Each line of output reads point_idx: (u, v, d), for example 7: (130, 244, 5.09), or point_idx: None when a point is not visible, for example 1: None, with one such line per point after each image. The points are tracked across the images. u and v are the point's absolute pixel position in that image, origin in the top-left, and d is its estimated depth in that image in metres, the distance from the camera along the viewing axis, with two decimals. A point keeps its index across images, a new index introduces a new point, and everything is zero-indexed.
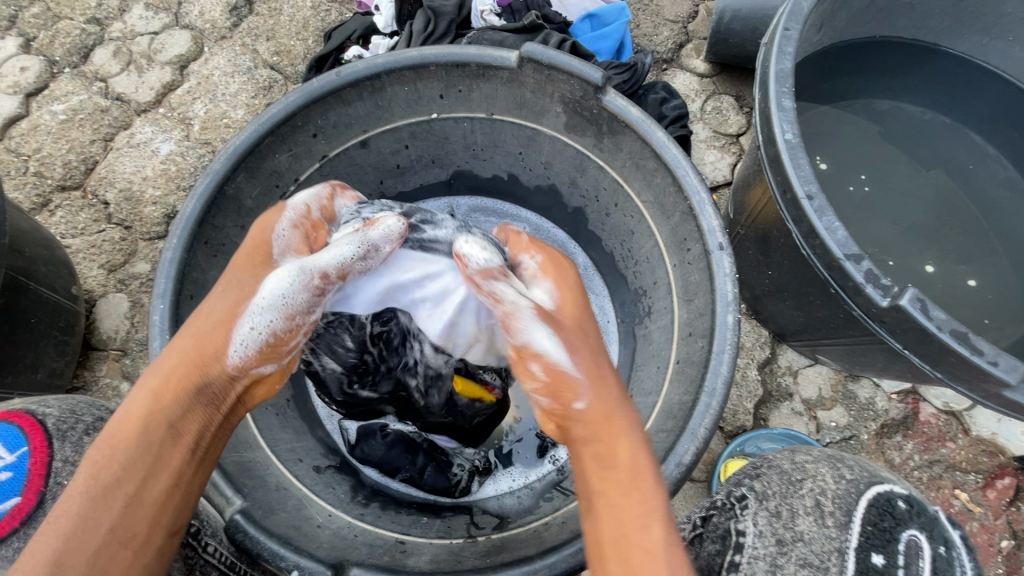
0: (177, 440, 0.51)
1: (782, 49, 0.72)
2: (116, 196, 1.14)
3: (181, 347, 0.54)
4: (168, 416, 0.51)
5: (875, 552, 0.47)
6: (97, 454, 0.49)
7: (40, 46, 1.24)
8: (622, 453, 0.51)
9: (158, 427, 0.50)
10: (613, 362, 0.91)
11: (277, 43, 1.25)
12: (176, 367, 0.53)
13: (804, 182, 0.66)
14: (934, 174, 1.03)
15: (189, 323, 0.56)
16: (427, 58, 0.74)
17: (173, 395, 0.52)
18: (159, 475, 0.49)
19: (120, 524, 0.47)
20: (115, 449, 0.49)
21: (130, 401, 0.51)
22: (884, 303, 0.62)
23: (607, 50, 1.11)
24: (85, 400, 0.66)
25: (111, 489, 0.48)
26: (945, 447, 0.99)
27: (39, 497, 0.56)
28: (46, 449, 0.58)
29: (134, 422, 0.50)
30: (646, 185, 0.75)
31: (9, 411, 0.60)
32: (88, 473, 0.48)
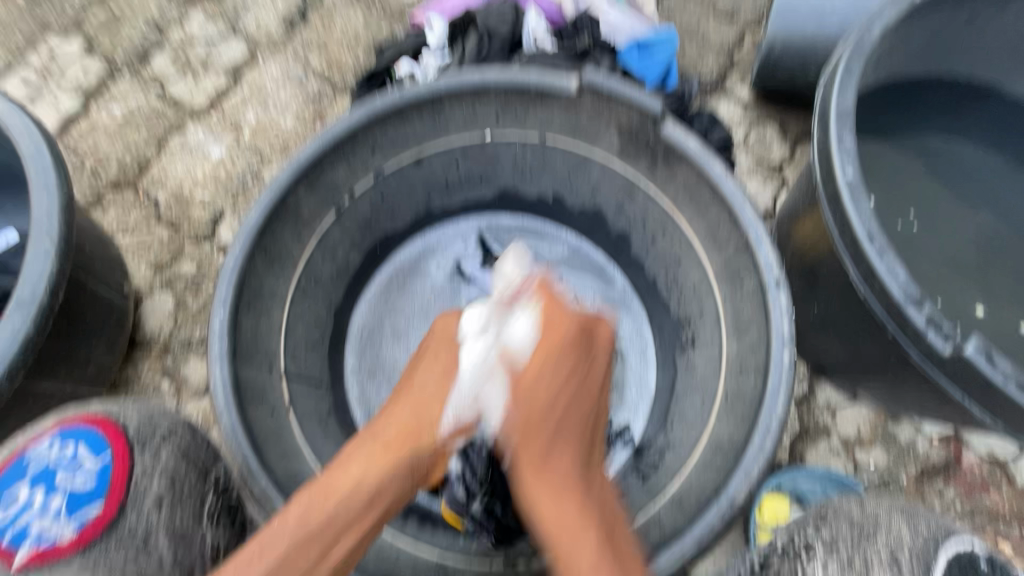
0: (371, 505, 0.59)
1: (844, 87, 0.72)
2: (167, 197, 1.17)
3: (400, 427, 0.65)
4: (388, 491, 0.61)
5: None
6: (304, 498, 0.57)
7: (102, 49, 1.29)
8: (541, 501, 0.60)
9: (369, 488, 0.59)
10: (651, 387, 0.89)
11: (329, 56, 1.28)
12: (395, 433, 0.65)
13: (865, 223, 0.66)
14: (986, 215, 1.01)
15: (405, 411, 0.67)
16: (488, 81, 0.75)
17: (387, 460, 0.62)
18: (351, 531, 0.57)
19: (309, 573, 0.54)
20: (326, 499, 0.58)
21: (357, 462, 0.61)
22: (947, 351, 0.61)
23: (653, 78, 1.12)
24: (159, 405, 0.68)
25: (315, 537, 0.55)
26: (988, 496, 0.96)
27: (120, 508, 0.59)
28: (127, 459, 0.61)
29: (351, 483, 0.59)
30: (699, 216, 0.75)
31: (94, 418, 0.62)
32: (296, 521, 0.55)
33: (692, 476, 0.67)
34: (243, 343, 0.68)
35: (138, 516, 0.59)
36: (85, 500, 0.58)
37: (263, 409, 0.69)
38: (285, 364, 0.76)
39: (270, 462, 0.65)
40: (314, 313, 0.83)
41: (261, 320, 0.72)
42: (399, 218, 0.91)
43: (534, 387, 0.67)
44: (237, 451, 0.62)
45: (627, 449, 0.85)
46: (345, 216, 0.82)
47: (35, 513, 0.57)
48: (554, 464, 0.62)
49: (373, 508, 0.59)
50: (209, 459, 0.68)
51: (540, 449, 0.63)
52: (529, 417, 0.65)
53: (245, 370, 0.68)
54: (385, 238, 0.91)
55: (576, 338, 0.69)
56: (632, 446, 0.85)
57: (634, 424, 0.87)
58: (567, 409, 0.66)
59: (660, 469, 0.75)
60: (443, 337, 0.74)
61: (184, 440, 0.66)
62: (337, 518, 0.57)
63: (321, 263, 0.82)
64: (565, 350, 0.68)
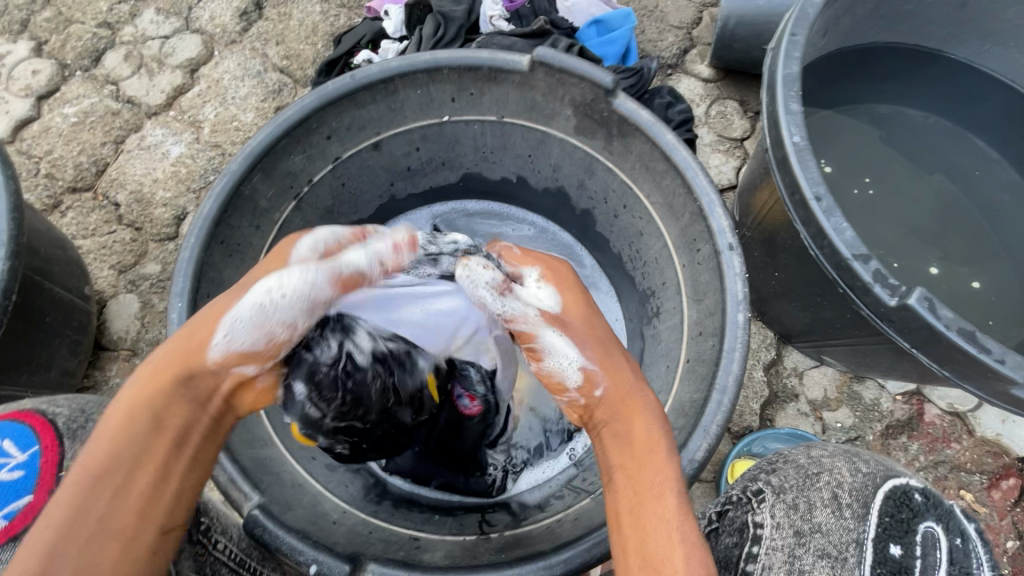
0: (160, 431, 0.50)
1: (789, 54, 0.73)
2: (127, 198, 1.15)
3: (173, 350, 0.53)
4: (165, 419, 0.50)
5: (892, 543, 0.48)
6: (88, 454, 0.48)
7: (52, 49, 1.25)
8: (637, 439, 0.54)
9: (147, 419, 0.50)
10: None
11: (286, 48, 1.26)
12: (164, 358, 0.52)
13: (812, 184, 0.68)
14: (938, 177, 1.05)
15: (181, 333, 0.54)
16: (440, 61, 0.75)
17: (158, 389, 0.51)
18: (144, 468, 0.49)
19: (111, 518, 0.47)
20: (99, 448, 0.48)
21: (121, 401, 0.50)
22: (893, 303, 0.63)
23: (613, 55, 1.13)
24: (89, 402, 0.67)
25: (92, 492, 0.47)
26: (950, 448, 1.00)
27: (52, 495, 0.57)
28: (57, 448, 0.59)
29: (118, 429, 0.49)
30: (655, 187, 0.77)
31: (19, 412, 0.61)
32: (76, 480, 0.47)
33: None
34: None
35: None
36: (11, 492, 0.55)
37: None
38: None
39: (237, 450, 0.65)
40: None
41: None
42: (362, 206, 0.91)
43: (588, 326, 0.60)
44: None
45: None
46: (305, 204, 0.82)
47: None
48: (643, 392, 0.57)
49: (161, 438, 0.50)
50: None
51: (626, 367, 0.58)
52: (600, 350, 0.59)
53: None
54: (349, 226, 0.91)
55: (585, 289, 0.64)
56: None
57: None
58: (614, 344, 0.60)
59: None
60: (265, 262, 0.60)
61: None
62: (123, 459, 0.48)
63: None
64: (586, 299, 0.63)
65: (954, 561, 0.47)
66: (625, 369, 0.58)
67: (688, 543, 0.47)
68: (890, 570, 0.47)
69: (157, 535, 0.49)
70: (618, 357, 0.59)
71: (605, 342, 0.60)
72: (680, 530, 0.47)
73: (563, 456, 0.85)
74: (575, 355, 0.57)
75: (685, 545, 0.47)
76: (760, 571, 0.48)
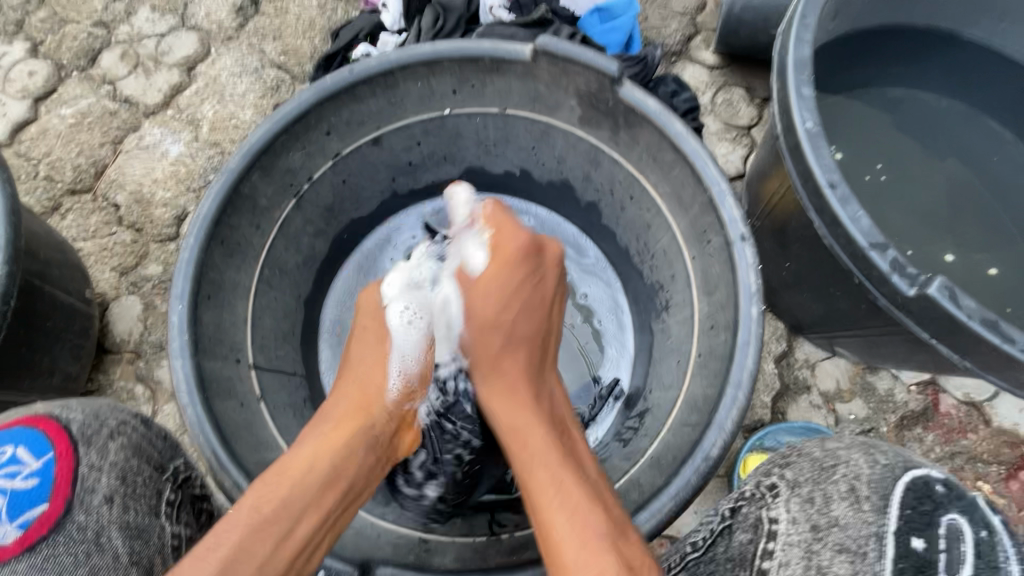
0: (328, 487, 0.58)
1: (800, 37, 0.71)
2: (126, 199, 1.14)
3: (360, 394, 0.67)
4: (349, 465, 0.60)
5: (915, 537, 0.44)
6: (265, 483, 0.57)
7: (47, 50, 1.24)
8: (514, 403, 0.67)
9: (327, 467, 0.59)
10: (631, 347, 0.91)
11: (284, 43, 1.24)
12: (352, 399, 0.66)
13: (826, 171, 0.65)
14: (950, 161, 1.02)
15: (364, 380, 0.68)
16: (440, 52, 0.73)
17: (345, 439, 0.62)
18: (310, 518, 0.56)
19: (268, 563, 0.53)
20: (279, 483, 0.57)
21: (314, 440, 0.61)
22: (911, 293, 0.61)
23: (616, 44, 1.11)
24: (105, 404, 0.64)
25: (267, 523, 0.54)
26: (966, 438, 0.98)
27: (67, 505, 0.54)
28: (71, 455, 0.57)
29: (308, 463, 0.59)
30: (663, 178, 0.75)
31: (32, 416, 0.58)
32: (245, 515, 0.54)
33: (669, 436, 0.67)
34: (206, 337, 0.67)
35: (87, 513, 0.55)
36: (26, 501, 0.53)
37: (232, 403, 0.67)
38: (254, 357, 0.74)
39: (242, 455, 0.65)
40: (281, 304, 0.80)
41: (223, 312, 0.70)
42: (363, 203, 0.89)
43: (489, 295, 0.72)
44: (204, 444, 0.61)
45: (619, 402, 0.88)
46: (305, 202, 0.80)
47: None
48: (505, 369, 0.69)
49: (333, 487, 0.58)
50: (164, 455, 0.65)
51: (495, 351, 0.70)
52: (487, 321, 0.71)
53: (208, 364, 0.66)
54: (352, 224, 0.90)
55: (531, 247, 0.73)
56: (623, 398, 0.88)
57: (622, 377, 0.90)
58: (517, 317, 0.71)
59: (639, 434, 0.75)
60: (367, 311, 0.73)
61: (135, 436, 0.62)
62: (288, 508, 0.55)
63: (284, 252, 0.80)
64: (523, 253, 0.73)
65: (982, 555, 0.42)
66: (494, 353, 0.70)
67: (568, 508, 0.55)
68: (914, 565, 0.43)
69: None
70: (492, 342, 0.71)
71: (489, 323, 0.71)
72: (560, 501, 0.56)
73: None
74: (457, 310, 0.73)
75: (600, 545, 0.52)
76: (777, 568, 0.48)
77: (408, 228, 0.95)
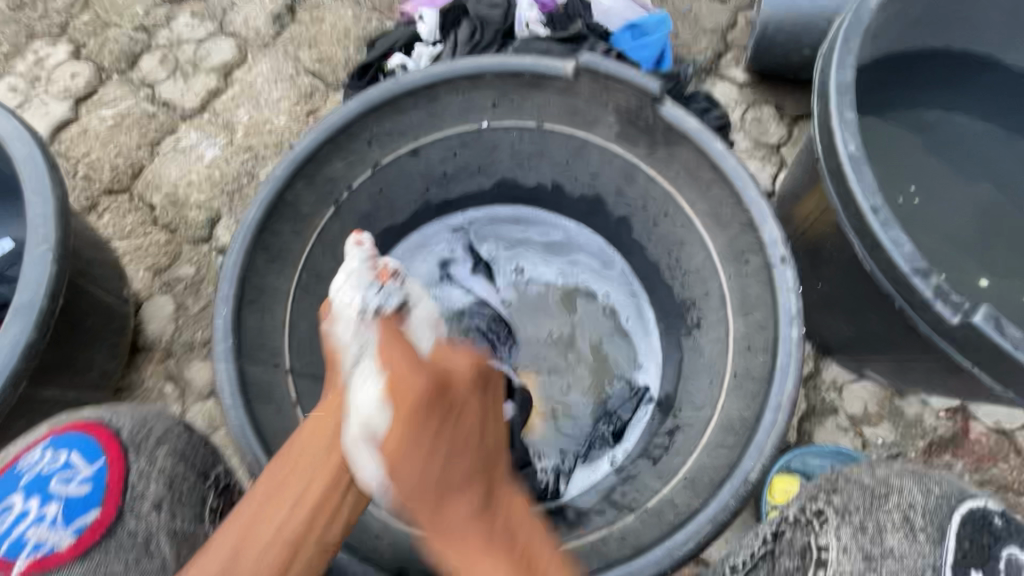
0: (334, 445, 0.59)
1: (843, 60, 0.71)
2: (162, 201, 1.16)
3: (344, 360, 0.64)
4: (349, 429, 0.60)
5: (972, 570, 0.47)
6: (279, 461, 0.58)
7: (90, 53, 1.27)
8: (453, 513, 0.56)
9: (330, 429, 0.59)
10: (658, 352, 0.93)
11: (319, 51, 1.26)
12: (341, 364, 0.65)
13: (868, 196, 0.65)
14: (983, 186, 1.01)
15: (343, 349, 0.65)
16: (483, 67, 0.74)
17: (342, 401, 0.62)
18: (320, 477, 0.57)
19: (287, 524, 0.54)
20: (290, 458, 0.58)
21: (316, 415, 0.61)
22: (956, 321, 0.61)
23: (648, 60, 1.11)
24: (154, 409, 0.66)
25: (274, 496, 0.56)
26: (997, 467, 0.96)
27: (117, 512, 0.56)
28: (121, 462, 0.59)
29: (312, 435, 0.59)
30: (700, 196, 0.75)
31: (86, 424, 0.61)
32: (263, 489, 0.56)
33: (703, 456, 0.67)
34: (247, 341, 0.68)
35: (137, 520, 0.57)
36: (79, 506, 0.55)
37: (270, 406, 0.68)
38: (290, 361, 0.75)
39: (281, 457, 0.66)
40: (316, 310, 0.82)
41: (264, 317, 0.71)
42: (397, 211, 0.91)
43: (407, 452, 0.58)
44: (244, 447, 0.62)
45: (650, 408, 0.90)
46: (343, 210, 0.82)
47: (28, 523, 0.55)
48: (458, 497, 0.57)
49: (335, 447, 0.58)
50: (207, 461, 0.65)
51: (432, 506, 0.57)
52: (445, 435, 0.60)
53: (250, 368, 0.67)
54: (385, 231, 0.91)
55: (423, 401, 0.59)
56: (653, 403, 0.90)
57: (652, 383, 0.91)
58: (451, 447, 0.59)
59: (670, 452, 0.75)
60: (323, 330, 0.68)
61: (181, 443, 0.63)
62: (299, 470, 0.57)
63: (321, 258, 0.81)
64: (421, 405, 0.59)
65: None
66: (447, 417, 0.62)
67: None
68: None
69: (311, 550, 0.55)
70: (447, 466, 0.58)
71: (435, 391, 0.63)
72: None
73: (604, 462, 0.88)
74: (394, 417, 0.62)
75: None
76: None
77: (446, 239, 1.00)
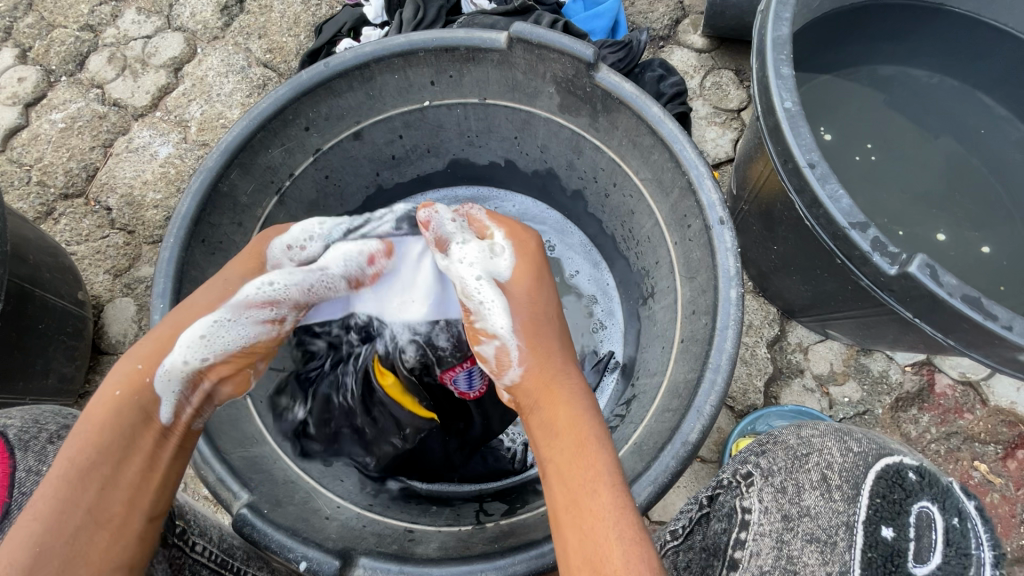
0: (148, 423, 0.55)
1: (779, 15, 0.70)
2: (118, 202, 1.14)
3: (154, 340, 0.58)
4: (157, 406, 0.56)
5: (885, 525, 0.45)
6: (83, 436, 0.52)
7: (36, 55, 1.24)
8: (564, 412, 0.55)
9: (138, 407, 0.54)
10: (619, 316, 0.93)
11: (269, 41, 1.24)
12: (156, 338, 0.58)
13: (806, 151, 0.65)
14: (943, 140, 1.00)
15: (159, 334, 0.58)
16: (415, 44, 0.72)
17: (145, 379, 0.56)
18: (132, 455, 0.53)
19: (99, 505, 0.50)
20: (93, 433, 0.52)
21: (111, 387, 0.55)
22: (893, 272, 0.61)
23: (601, 29, 1.09)
24: (48, 413, 0.66)
25: (83, 474, 0.50)
26: (962, 419, 0.97)
27: (4, 509, 0.55)
28: (7, 459, 0.58)
29: (110, 415, 0.53)
30: (643, 163, 0.74)
31: None
32: (61, 470, 0.50)
33: (651, 422, 0.67)
34: None
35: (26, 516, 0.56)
36: None
37: None
38: None
39: (226, 450, 0.65)
40: None
41: None
42: (348, 198, 0.90)
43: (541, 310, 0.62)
44: None
45: (615, 375, 0.89)
46: (288, 198, 0.81)
47: None
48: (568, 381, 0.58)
49: (150, 423, 0.55)
50: None
51: (552, 376, 0.58)
52: (535, 323, 0.61)
53: None
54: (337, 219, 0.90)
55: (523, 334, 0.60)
56: (618, 369, 0.89)
57: (616, 350, 0.91)
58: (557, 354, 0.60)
59: (625, 421, 0.75)
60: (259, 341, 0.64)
61: None
62: (111, 445, 0.52)
63: None
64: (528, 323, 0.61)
65: (950, 542, 0.43)
66: (556, 365, 0.59)
67: (626, 540, 0.46)
68: (881, 553, 0.44)
69: (139, 522, 0.52)
70: (550, 365, 0.59)
71: (536, 319, 0.61)
72: (617, 527, 0.47)
73: None
74: (506, 319, 0.60)
75: (622, 543, 0.46)
76: (748, 557, 0.47)
77: None
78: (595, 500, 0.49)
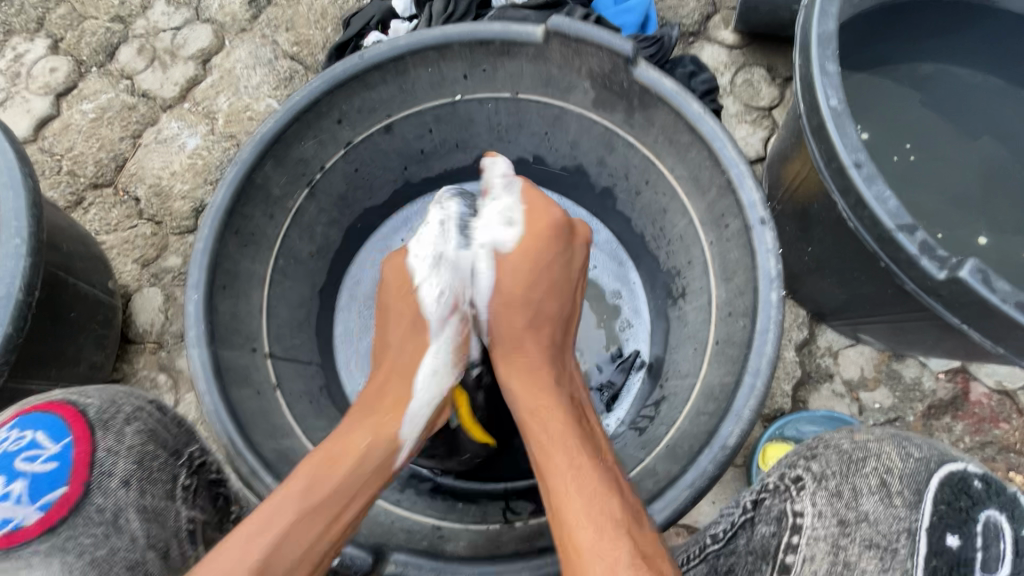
0: (383, 469, 0.61)
1: (825, 10, 0.68)
2: (146, 193, 1.15)
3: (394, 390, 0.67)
4: (393, 458, 0.62)
5: (950, 533, 0.47)
6: (326, 464, 0.58)
7: (67, 46, 1.25)
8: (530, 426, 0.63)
9: (377, 454, 0.61)
10: (645, 314, 0.91)
11: (296, 34, 1.24)
12: (399, 387, 0.67)
13: (851, 151, 0.63)
14: (985, 141, 0.97)
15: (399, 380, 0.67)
16: (450, 37, 0.71)
17: (389, 429, 0.63)
18: (362, 497, 0.58)
19: (320, 539, 0.55)
20: (336, 466, 0.58)
21: (360, 427, 0.63)
22: (942, 276, 0.59)
23: (631, 24, 1.08)
24: (122, 389, 0.67)
25: (322, 505, 0.56)
26: (997, 428, 0.94)
27: (85, 488, 0.57)
28: (88, 440, 0.59)
29: (357, 449, 0.60)
30: (679, 161, 0.73)
31: (51, 402, 0.60)
32: (302, 491, 0.56)
33: (684, 425, 0.66)
34: (221, 326, 0.68)
35: (105, 496, 0.58)
36: (46, 484, 0.56)
37: (248, 390, 0.69)
38: (270, 345, 0.75)
39: (259, 441, 0.66)
40: (296, 293, 0.82)
41: (240, 302, 0.71)
42: (376, 191, 0.88)
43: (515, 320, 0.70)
44: (220, 430, 0.62)
45: (642, 373, 0.88)
46: (318, 191, 0.80)
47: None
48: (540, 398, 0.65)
49: (382, 472, 0.61)
50: (180, 440, 0.67)
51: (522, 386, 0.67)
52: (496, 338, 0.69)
53: (224, 353, 0.67)
54: (365, 212, 0.89)
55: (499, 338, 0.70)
56: (645, 368, 0.88)
57: (642, 348, 0.89)
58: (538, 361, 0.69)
59: (655, 422, 0.74)
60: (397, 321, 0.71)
61: (151, 421, 0.65)
62: (351, 482, 0.58)
63: (298, 241, 0.81)
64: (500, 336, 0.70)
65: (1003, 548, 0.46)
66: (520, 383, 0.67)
67: None
68: (947, 562, 0.46)
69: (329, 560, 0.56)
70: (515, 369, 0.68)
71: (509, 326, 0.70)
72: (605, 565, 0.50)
73: None
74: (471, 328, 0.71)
75: None
76: (802, 563, 0.49)
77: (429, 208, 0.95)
78: (581, 524, 0.53)
